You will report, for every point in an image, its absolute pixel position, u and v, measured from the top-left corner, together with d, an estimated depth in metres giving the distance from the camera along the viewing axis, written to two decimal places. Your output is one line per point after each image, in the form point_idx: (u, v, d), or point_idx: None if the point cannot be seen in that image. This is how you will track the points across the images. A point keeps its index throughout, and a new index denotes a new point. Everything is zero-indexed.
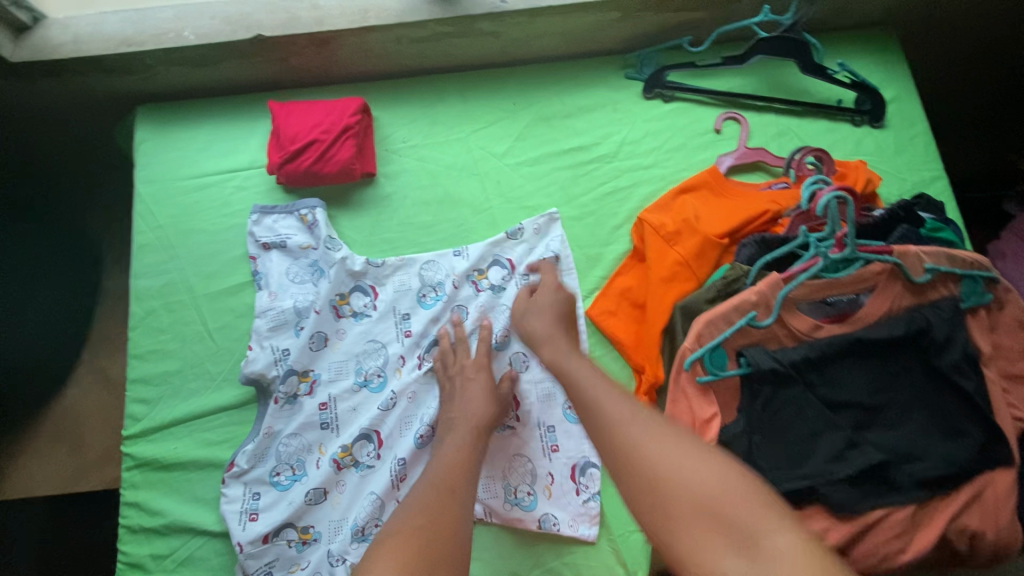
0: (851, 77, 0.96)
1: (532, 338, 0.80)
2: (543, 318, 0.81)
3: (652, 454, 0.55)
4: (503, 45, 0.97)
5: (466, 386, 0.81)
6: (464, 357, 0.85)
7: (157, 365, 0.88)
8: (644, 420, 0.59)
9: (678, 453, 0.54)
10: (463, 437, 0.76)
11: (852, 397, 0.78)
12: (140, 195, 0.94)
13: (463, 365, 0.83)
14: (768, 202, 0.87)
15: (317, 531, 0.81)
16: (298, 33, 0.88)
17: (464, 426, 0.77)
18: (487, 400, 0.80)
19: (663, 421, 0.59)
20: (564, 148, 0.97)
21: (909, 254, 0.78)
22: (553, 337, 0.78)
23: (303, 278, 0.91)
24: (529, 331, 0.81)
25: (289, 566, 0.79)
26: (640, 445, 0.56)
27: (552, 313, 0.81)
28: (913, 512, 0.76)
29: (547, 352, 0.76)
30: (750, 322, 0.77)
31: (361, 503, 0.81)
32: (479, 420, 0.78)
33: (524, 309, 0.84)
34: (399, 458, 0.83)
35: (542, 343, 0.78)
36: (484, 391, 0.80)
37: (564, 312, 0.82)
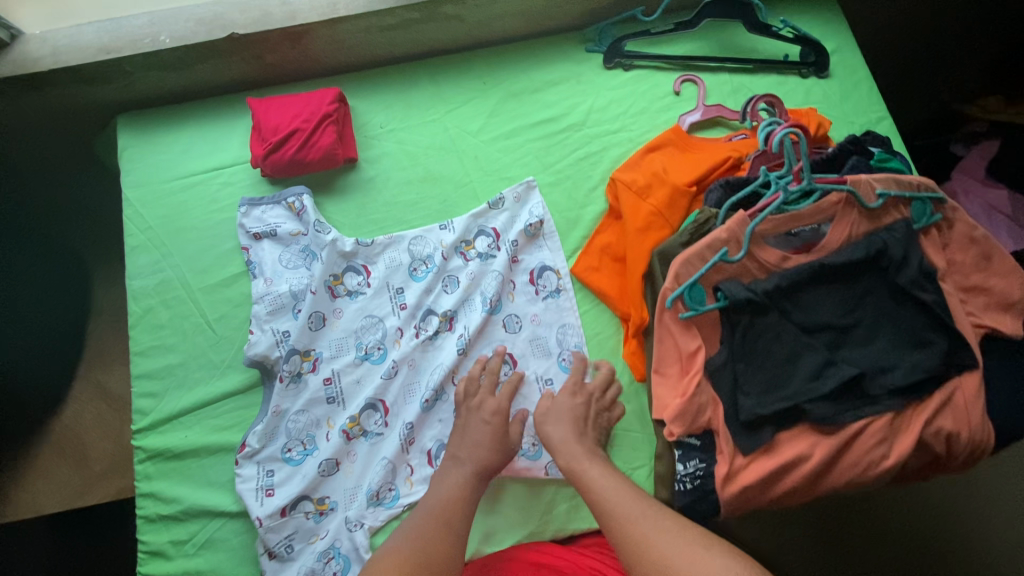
0: (794, 32, 1.04)
1: (551, 447, 0.81)
2: (562, 423, 0.82)
3: (663, 554, 0.62)
4: (469, 28, 1.03)
5: (478, 424, 0.81)
6: (486, 396, 0.85)
7: (160, 360, 0.90)
8: (656, 522, 0.66)
9: (687, 552, 0.61)
10: (462, 475, 0.77)
11: (823, 320, 0.83)
12: (128, 200, 0.96)
13: (483, 405, 0.83)
14: (729, 151, 0.93)
15: (333, 500, 0.83)
16: (272, 30, 0.92)
17: (468, 466, 0.78)
18: (493, 446, 0.80)
19: (671, 523, 0.66)
20: (535, 120, 1.03)
21: (862, 182, 0.83)
22: (570, 445, 0.79)
23: (296, 263, 0.94)
24: (549, 441, 0.81)
25: (308, 537, 0.82)
26: (653, 546, 0.63)
27: (569, 418, 0.82)
28: (890, 421, 0.82)
29: (564, 452, 0.79)
30: (723, 258, 0.82)
31: (374, 469, 0.85)
32: (481, 466, 0.78)
33: (546, 415, 0.84)
34: (407, 423, 0.86)
35: (557, 447, 0.80)
36: (492, 439, 0.80)
37: (582, 416, 0.83)
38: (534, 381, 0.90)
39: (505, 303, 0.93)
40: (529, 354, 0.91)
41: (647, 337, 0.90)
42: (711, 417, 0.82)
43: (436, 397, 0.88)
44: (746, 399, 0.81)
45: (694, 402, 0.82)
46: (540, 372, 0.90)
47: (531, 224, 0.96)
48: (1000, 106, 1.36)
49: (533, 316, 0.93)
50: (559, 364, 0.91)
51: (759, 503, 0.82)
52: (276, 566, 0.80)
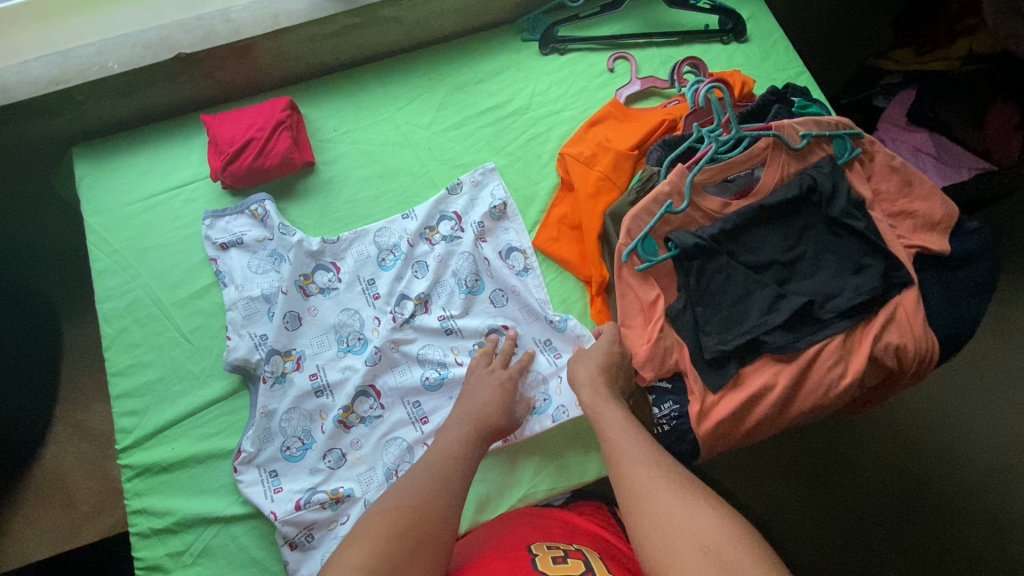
0: (710, 3, 1.12)
1: (573, 382, 0.85)
2: (590, 365, 0.86)
3: (663, 503, 0.62)
4: (409, 28, 1.08)
5: (489, 388, 0.84)
6: (497, 368, 0.87)
7: (139, 377, 0.91)
8: (663, 471, 0.67)
9: (688, 506, 0.61)
10: (463, 432, 0.79)
11: (769, 257, 0.89)
12: (91, 227, 0.98)
13: (501, 375, 0.86)
14: (664, 116, 1.00)
15: (348, 487, 0.84)
16: (218, 46, 0.95)
17: (465, 424, 0.80)
18: (500, 407, 0.82)
19: (678, 476, 0.66)
20: (482, 109, 1.08)
21: (785, 126, 0.90)
22: (596, 386, 0.83)
23: (265, 267, 0.96)
24: (574, 376, 0.86)
25: (329, 524, 0.82)
26: (655, 492, 0.64)
27: (597, 360, 0.86)
28: (843, 341, 0.88)
29: (588, 392, 0.83)
30: (668, 210, 0.87)
31: (387, 450, 0.87)
32: (486, 423, 0.80)
33: (579, 355, 0.89)
34: (408, 400, 0.90)
35: (582, 385, 0.84)
36: (497, 397, 0.83)
37: (610, 364, 0.86)
38: (535, 345, 0.94)
39: (486, 282, 0.97)
40: (521, 321, 0.95)
41: (611, 294, 0.95)
42: (678, 359, 0.87)
43: (441, 375, 0.90)
44: (708, 338, 0.86)
45: (661, 345, 0.86)
46: (540, 336, 0.94)
47: (495, 204, 1.00)
48: (910, 57, 1.46)
49: (514, 287, 0.96)
50: (549, 325, 0.94)
51: (735, 436, 0.86)
52: (299, 556, 0.81)
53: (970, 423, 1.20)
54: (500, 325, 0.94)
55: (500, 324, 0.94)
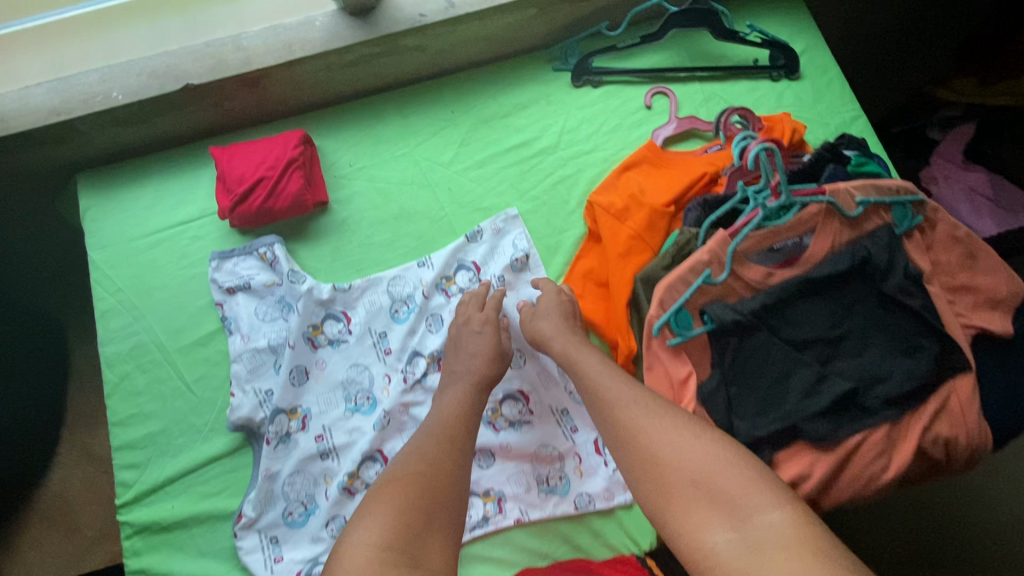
0: (762, 36, 1.02)
1: (541, 338, 0.84)
2: (551, 319, 0.85)
3: (652, 441, 0.65)
4: (432, 57, 1.00)
5: (470, 336, 0.86)
6: (473, 309, 0.89)
7: (141, 428, 0.88)
8: (645, 409, 0.69)
9: (676, 441, 0.64)
10: (461, 388, 0.81)
11: (812, 334, 0.82)
12: (95, 263, 0.94)
13: (470, 317, 0.88)
14: (705, 166, 0.92)
15: None
16: (228, 77, 0.88)
17: (464, 380, 0.82)
18: (489, 360, 0.83)
19: (659, 409, 0.69)
20: (508, 146, 1.01)
21: (840, 191, 0.82)
22: (566, 334, 0.83)
23: (273, 315, 0.91)
24: (539, 332, 0.84)
25: None
26: (640, 433, 0.66)
27: (559, 315, 0.85)
28: (887, 432, 0.81)
29: (559, 340, 0.82)
30: (705, 281, 0.80)
31: None
32: (481, 377, 0.82)
33: (529, 314, 0.87)
34: None
35: (550, 337, 0.83)
36: (490, 349, 0.84)
37: (570, 314, 0.86)
38: (551, 414, 0.89)
39: None
40: (540, 387, 0.90)
41: (637, 364, 0.88)
42: None
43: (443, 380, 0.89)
44: (742, 422, 0.80)
45: None
46: (556, 403, 0.89)
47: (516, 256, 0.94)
48: (972, 87, 1.33)
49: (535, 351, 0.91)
50: (569, 394, 0.89)
51: None
52: None
53: (1017, 478, 1.11)
54: (516, 391, 0.90)
55: (516, 390, 0.90)
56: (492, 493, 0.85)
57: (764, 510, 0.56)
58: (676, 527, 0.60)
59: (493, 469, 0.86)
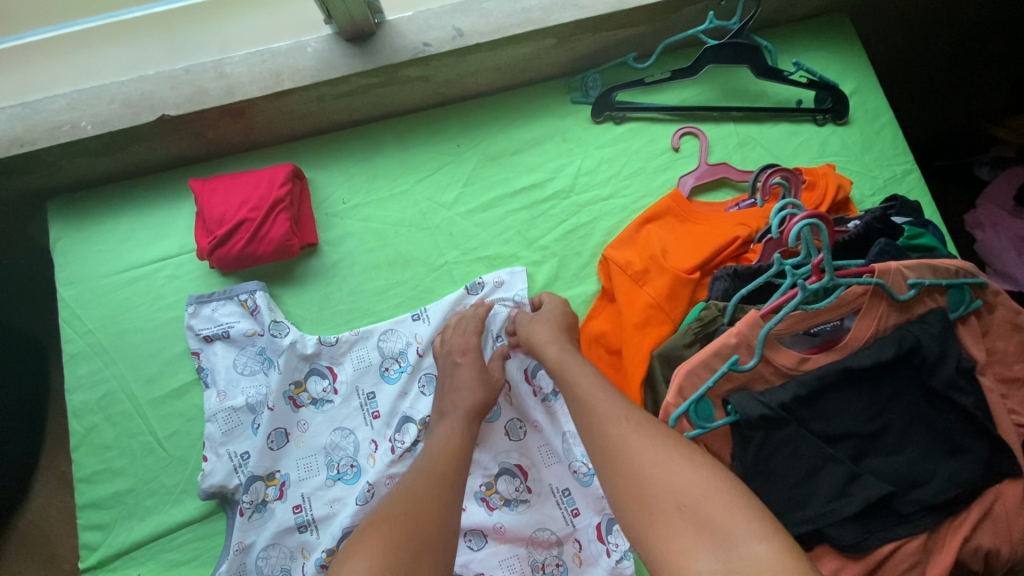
0: (809, 76, 0.91)
1: (532, 344, 0.79)
2: (545, 326, 0.79)
3: (638, 457, 0.58)
4: (436, 87, 0.91)
5: (458, 370, 0.79)
6: (457, 335, 0.82)
7: (108, 486, 0.81)
8: (635, 424, 0.62)
9: (661, 458, 0.58)
10: (455, 423, 0.74)
11: (847, 429, 0.73)
12: (64, 300, 0.86)
13: (453, 346, 0.81)
14: (737, 226, 0.82)
15: None
16: (208, 108, 0.81)
17: (454, 416, 0.75)
18: (476, 382, 0.78)
19: (649, 424, 0.62)
20: (518, 187, 0.91)
21: (891, 271, 0.72)
22: (560, 340, 0.77)
23: (253, 368, 0.84)
24: (533, 336, 0.79)
25: None
26: (626, 450, 0.60)
27: (555, 323, 0.79)
28: (924, 542, 0.72)
29: (552, 347, 0.76)
30: (732, 367, 0.71)
31: None
32: (472, 407, 0.76)
33: (525, 317, 0.83)
34: None
35: (544, 344, 0.77)
36: (473, 377, 0.78)
37: (569, 324, 0.81)
38: (550, 494, 0.81)
39: (505, 408, 0.85)
40: (540, 463, 0.82)
41: None
42: None
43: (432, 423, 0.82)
44: None
45: None
46: (557, 481, 0.82)
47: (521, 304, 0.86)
48: None
49: (537, 423, 0.84)
50: (571, 474, 0.81)
51: None
52: None
53: None
54: (513, 465, 0.82)
55: (514, 464, 0.82)
56: None
57: (752, 540, 0.49)
58: (658, 553, 0.53)
59: (484, 552, 0.79)
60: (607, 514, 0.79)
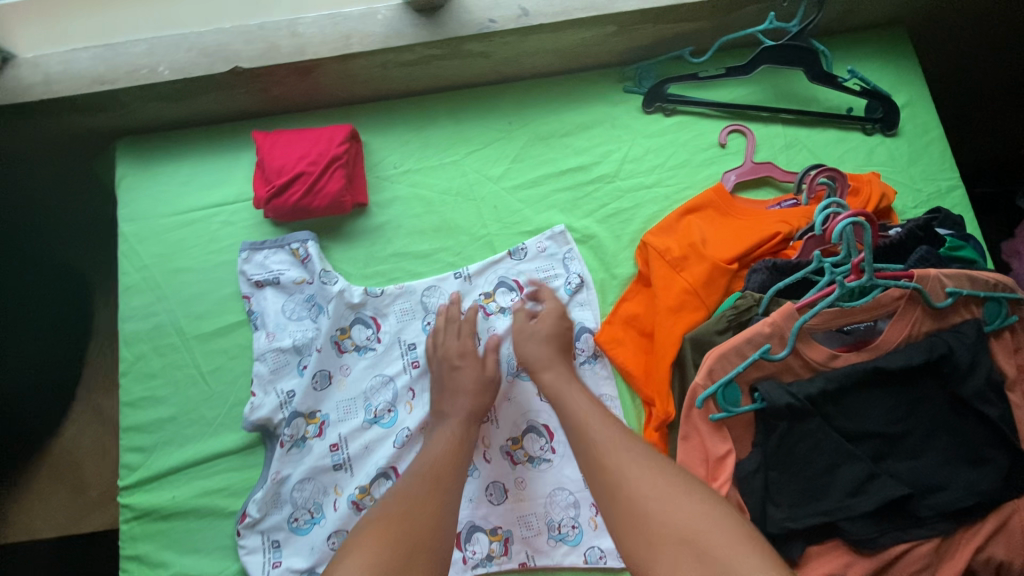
0: (861, 84, 0.92)
1: (533, 364, 0.79)
2: (545, 345, 0.80)
3: (642, 495, 0.59)
4: (495, 64, 0.93)
5: (453, 374, 0.80)
6: (451, 339, 0.84)
7: (150, 412, 0.85)
8: (638, 459, 0.63)
9: (664, 494, 0.59)
10: (450, 427, 0.76)
11: (869, 428, 0.74)
12: (125, 234, 0.91)
13: (448, 351, 0.82)
14: (778, 223, 0.83)
15: None
16: (278, 64, 0.85)
17: (453, 418, 0.77)
18: (475, 393, 0.79)
19: (653, 461, 0.63)
20: (564, 168, 0.94)
21: (930, 278, 0.73)
22: (553, 368, 0.78)
23: (300, 314, 0.88)
24: (532, 358, 0.79)
25: None
26: (628, 483, 0.61)
27: (553, 342, 0.81)
28: (936, 546, 0.73)
29: (550, 375, 0.77)
30: (763, 355, 0.73)
31: None
32: (470, 413, 0.78)
33: (522, 333, 0.82)
34: None
35: (541, 368, 0.78)
36: (473, 383, 0.79)
37: (565, 337, 0.82)
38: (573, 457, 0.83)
39: None
40: None
41: (673, 429, 0.81)
42: None
43: None
44: (775, 510, 0.73)
45: None
46: None
47: (571, 266, 0.90)
48: None
49: None
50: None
51: None
52: None
53: None
54: (541, 425, 0.85)
55: (541, 424, 0.85)
56: (499, 532, 0.81)
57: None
58: None
59: (503, 507, 0.82)
60: None
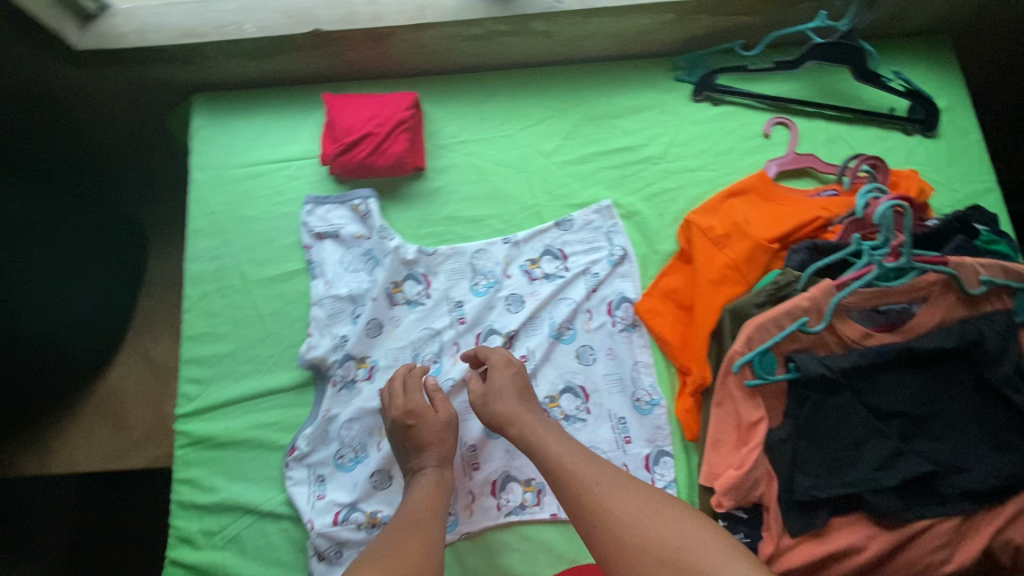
0: (905, 85, 0.96)
1: (500, 422, 0.78)
2: (507, 400, 0.79)
3: (621, 517, 0.63)
4: (555, 44, 0.99)
5: (417, 429, 0.79)
6: (402, 394, 0.82)
7: (210, 347, 0.91)
8: (612, 488, 0.66)
9: (641, 516, 0.63)
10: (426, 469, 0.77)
11: (898, 407, 0.77)
12: (196, 181, 0.97)
13: (402, 407, 0.81)
14: (818, 209, 0.87)
15: (385, 515, 0.82)
16: (356, 29, 0.91)
17: (430, 459, 0.78)
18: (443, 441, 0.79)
19: (626, 486, 0.67)
20: (613, 147, 0.98)
21: (965, 265, 0.77)
22: (512, 421, 0.77)
23: (357, 266, 0.93)
24: (496, 416, 0.78)
25: (357, 548, 0.81)
26: (606, 508, 0.64)
27: (513, 393, 0.79)
28: (957, 524, 0.76)
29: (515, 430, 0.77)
30: (800, 327, 0.77)
31: None
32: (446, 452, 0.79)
33: (480, 397, 0.81)
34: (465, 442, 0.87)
35: (507, 424, 0.77)
36: (436, 431, 0.79)
37: (523, 386, 0.81)
38: (607, 418, 0.87)
39: (579, 333, 0.91)
40: (603, 389, 0.88)
41: (706, 397, 0.85)
42: (763, 493, 0.78)
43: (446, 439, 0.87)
44: (803, 478, 0.76)
45: (750, 475, 0.77)
46: (619, 409, 0.87)
47: (615, 240, 0.94)
48: None
49: (612, 352, 0.90)
50: (632, 404, 0.87)
51: None
52: (324, 569, 0.80)
53: None
54: (578, 386, 0.88)
55: (578, 385, 0.88)
56: (533, 483, 0.85)
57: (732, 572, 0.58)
58: None
59: None
60: (658, 446, 0.85)
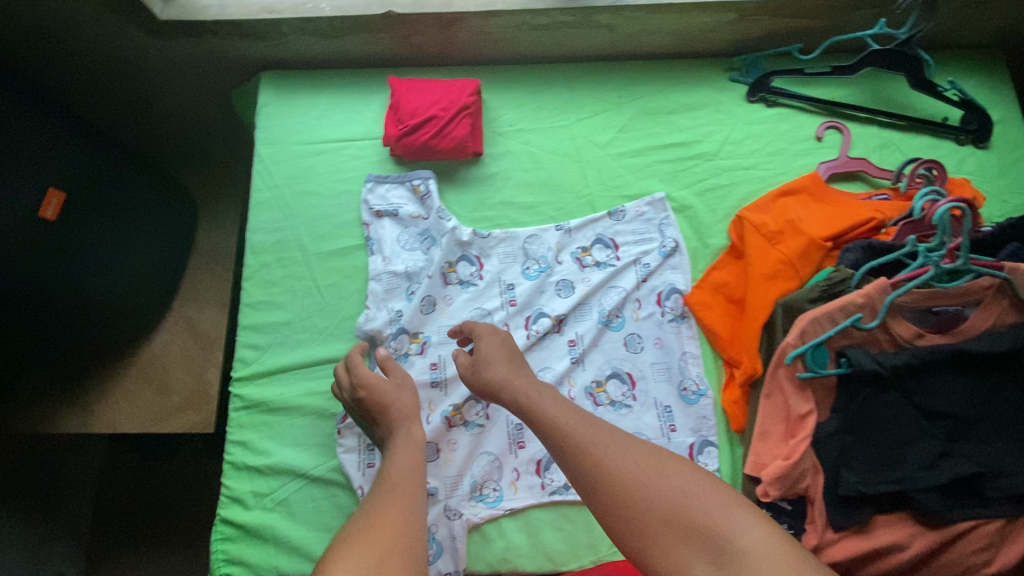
0: (959, 95, 0.97)
1: (490, 388, 0.75)
2: (497, 364, 0.77)
3: (619, 474, 0.58)
4: (615, 38, 1.01)
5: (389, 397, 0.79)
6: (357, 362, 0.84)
7: (268, 315, 0.93)
8: (609, 444, 0.61)
9: (637, 472, 0.58)
10: (406, 436, 0.75)
11: (947, 407, 0.78)
12: (261, 155, 1.00)
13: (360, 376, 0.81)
14: (871, 211, 0.89)
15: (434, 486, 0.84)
16: (427, 12, 0.93)
17: (405, 425, 0.77)
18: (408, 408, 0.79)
19: (624, 443, 0.62)
20: (667, 142, 1.01)
21: (1021, 271, 0.77)
22: (495, 386, 0.75)
23: (413, 245, 0.96)
24: (489, 382, 0.75)
25: None
26: (604, 464, 0.59)
27: (502, 358, 0.77)
28: (1002, 527, 0.76)
29: (506, 394, 0.73)
30: (854, 323, 0.78)
31: (476, 461, 0.86)
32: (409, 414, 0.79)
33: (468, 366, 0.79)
34: (512, 421, 0.89)
35: (499, 389, 0.74)
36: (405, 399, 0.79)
37: (512, 353, 0.79)
38: (652, 405, 0.89)
39: (628, 322, 0.92)
40: (649, 377, 0.90)
41: (754, 389, 0.86)
42: (809, 485, 0.79)
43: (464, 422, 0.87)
44: (849, 473, 0.76)
45: (798, 467, 0.78)
46: (665, 398, 0.89)
47: (666, 232, 0.96)
48: None
49: (659, 341, 0.92)
50: (678, 393, 0.89)
51: None
52: None
53: None
54: (624, 372, 0.90)
55: (625, 371, 0.90)
56: None
57: (743, 529, 0.51)
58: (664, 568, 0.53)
59: None
60: (702, 436, 0.87)
